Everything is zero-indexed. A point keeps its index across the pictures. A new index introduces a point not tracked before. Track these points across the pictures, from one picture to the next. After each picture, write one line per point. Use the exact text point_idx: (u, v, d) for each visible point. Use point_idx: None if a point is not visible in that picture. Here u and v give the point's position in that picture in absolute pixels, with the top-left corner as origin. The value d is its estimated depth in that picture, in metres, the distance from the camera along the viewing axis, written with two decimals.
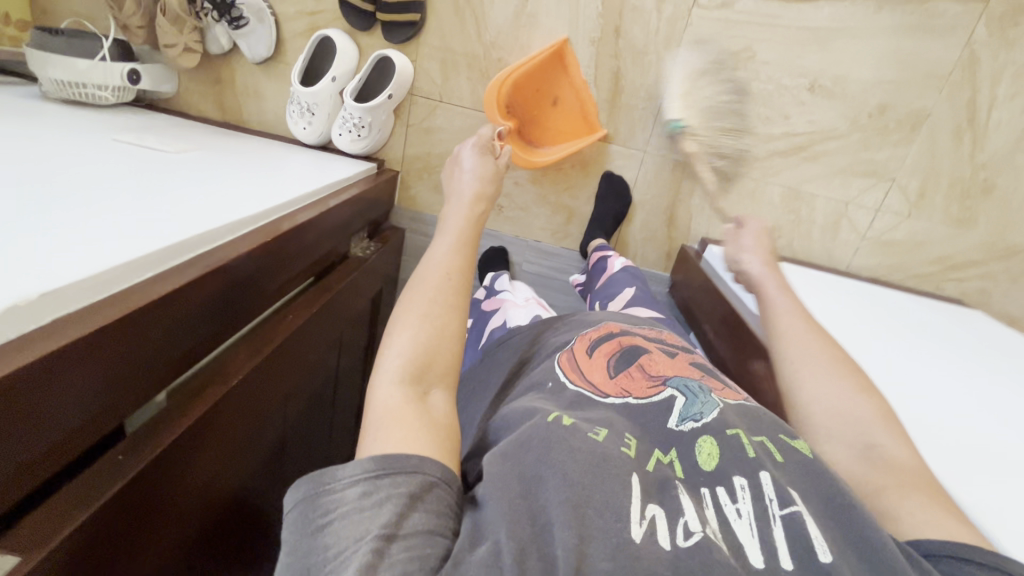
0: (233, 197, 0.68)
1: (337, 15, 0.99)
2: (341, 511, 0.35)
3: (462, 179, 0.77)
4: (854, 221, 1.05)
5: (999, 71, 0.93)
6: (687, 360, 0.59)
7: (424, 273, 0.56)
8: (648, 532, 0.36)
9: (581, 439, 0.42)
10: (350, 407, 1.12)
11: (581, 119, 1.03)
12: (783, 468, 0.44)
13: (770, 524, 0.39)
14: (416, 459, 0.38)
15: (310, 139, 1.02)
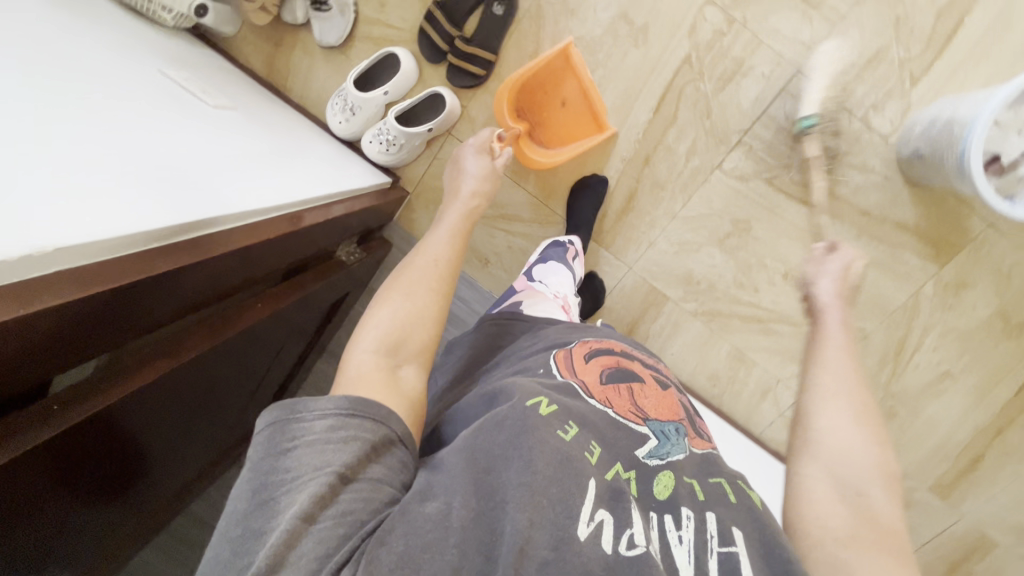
0: (247, 179, 0.71)
1: (412, 38, 1.05)
2: (309, 439, 0.44)
3: (466, 179, 0.85)
4: (778, 397, 1.16)
5: (931, 325, 1.07)
6: (673, 399, 0.64)
7: (418, 261, 0.66)
8: (592, 534, 0.42)
9: (549, 435, 0.47)
10: (267, 391, 1.11)
11: (590, 118, 1.04)
12: (735, 508, 0.51)
13: (707, 555, 0.45)
14: (384, 412, 0.47)
15: (343, 134, 1.06)
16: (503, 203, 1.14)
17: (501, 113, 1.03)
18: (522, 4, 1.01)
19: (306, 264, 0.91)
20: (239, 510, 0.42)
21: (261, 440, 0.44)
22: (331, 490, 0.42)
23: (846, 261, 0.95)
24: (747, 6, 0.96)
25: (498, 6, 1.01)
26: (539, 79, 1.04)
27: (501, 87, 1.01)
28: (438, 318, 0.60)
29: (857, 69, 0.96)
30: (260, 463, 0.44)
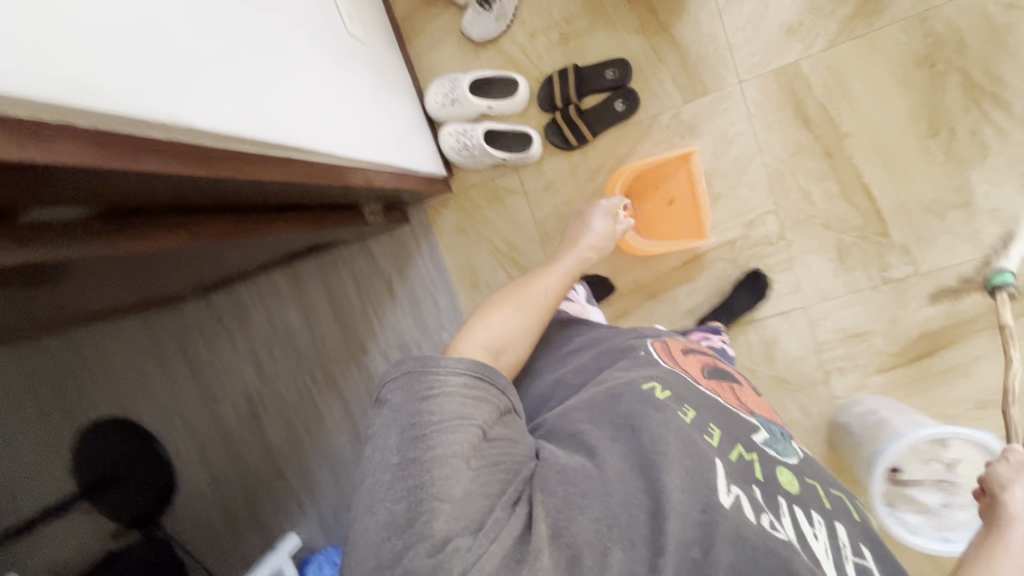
0: (333, 119, 0.71)
1: (537, 77, 1.12)
2: (449, 391, 0.51)
3: (589, 236, 0.96)
4: None
5: None
6: (766, 406, 0.78)
7: (532, 287, 0.80)
8: (733, 503, 0.52)
9: (670, 415, 0.58)
10: (214, 269, 1.12)
11: (693, 219, 1.09)
12: (843, 515, 0.59)
13: (841, 558, 0.54)
14: (503, 382, 0.58)
15: (433, 113, 1.11)
16: (519, 250, 1.20)
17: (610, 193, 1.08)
18: (639, 113, 1.10)
19: (321, 202, 0.95)
20: (395, 442, 0.49)
21: (401, 386, 0.52)
22: (476, 435, 0.50)
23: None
24: (799, 234, 1.08)
25: (619, 103, 1.09)
26: (651, 174, 1.11)
27: (617, 172, 1.07)
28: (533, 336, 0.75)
29: (844, 334, 1.10)
30: (406, 406, 0.51)
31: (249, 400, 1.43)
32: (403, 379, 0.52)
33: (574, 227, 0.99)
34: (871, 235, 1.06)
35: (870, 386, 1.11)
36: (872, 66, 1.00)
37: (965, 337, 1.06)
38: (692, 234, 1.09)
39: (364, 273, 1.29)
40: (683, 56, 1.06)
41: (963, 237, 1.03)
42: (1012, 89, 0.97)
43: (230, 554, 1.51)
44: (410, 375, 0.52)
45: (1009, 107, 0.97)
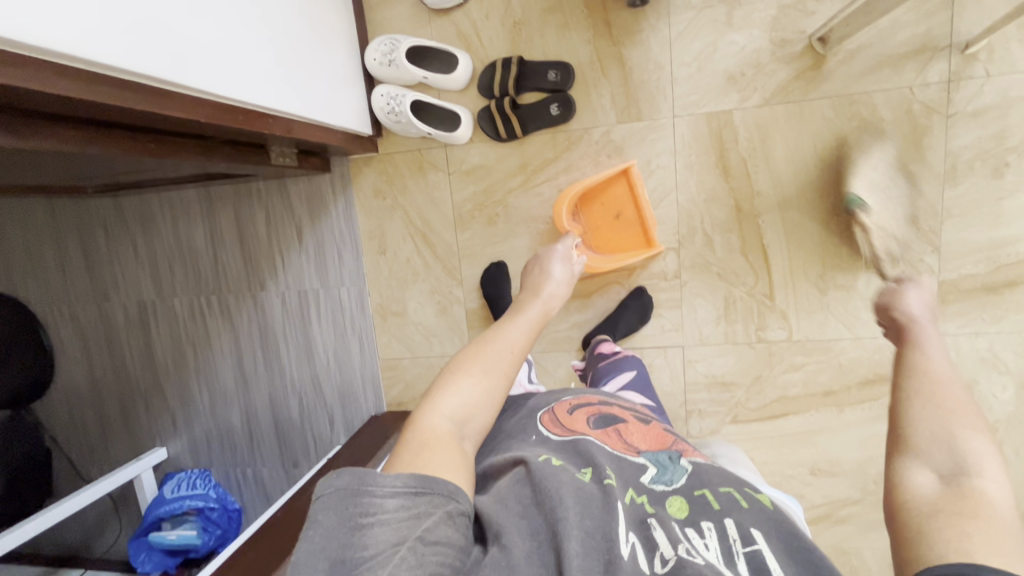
0: (221, 61, 0.73)
1: (483, 60, 1.10)
2: (385, 513, 0.48)
3: (550, 282, 0.84)
4: None
5: None
6: (659, 429, 0.77)
7: (498, 341, 0.70)
8: (630, 552, 0.53)
9: (566, 478, 0.59)
10: (114, 172, 1.10)
11: (641, 232, 1.11)
12: (747, 510, 0.58)
13: (734, 557, 0.52)
14: (451, 486, 0.52)
15: (369, 69, 1.09)
16: (432, 225, 1.21)
17: (559, 214, 1.08)
18: (572, 122, 1.10)
19: (224, 138, 0.95)
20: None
21: (337, 509, 0.48)
22: (409, 558, 0.46)
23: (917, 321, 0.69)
24: (693, 277, 1.12)
25: (554, 106, 1.08)
26: (594, 190, 1.11)
27: (565, 192, 1.07)
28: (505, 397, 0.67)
29: (713, 380, 1.15)
30: (334, 532, 0.47)
31: (141, 309, 1.42)
32: (342, 502, 0.49)
33: (532, 273, 0.88)
34: (757, 294, 1.10)
35: (724, 433, 1.17)
36: (796, 134, 1.03)
37: (816, 408, 1.12)
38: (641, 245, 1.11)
39: (277, 212, 1.28)
40: (626, 77, 1.06)
41: (836, 316, 1.08)
42: (915, 188, 1.00)
43: (98, 453, 1.52)
44: (347, 498, 0.49)
45: (906, 205, 1.01)
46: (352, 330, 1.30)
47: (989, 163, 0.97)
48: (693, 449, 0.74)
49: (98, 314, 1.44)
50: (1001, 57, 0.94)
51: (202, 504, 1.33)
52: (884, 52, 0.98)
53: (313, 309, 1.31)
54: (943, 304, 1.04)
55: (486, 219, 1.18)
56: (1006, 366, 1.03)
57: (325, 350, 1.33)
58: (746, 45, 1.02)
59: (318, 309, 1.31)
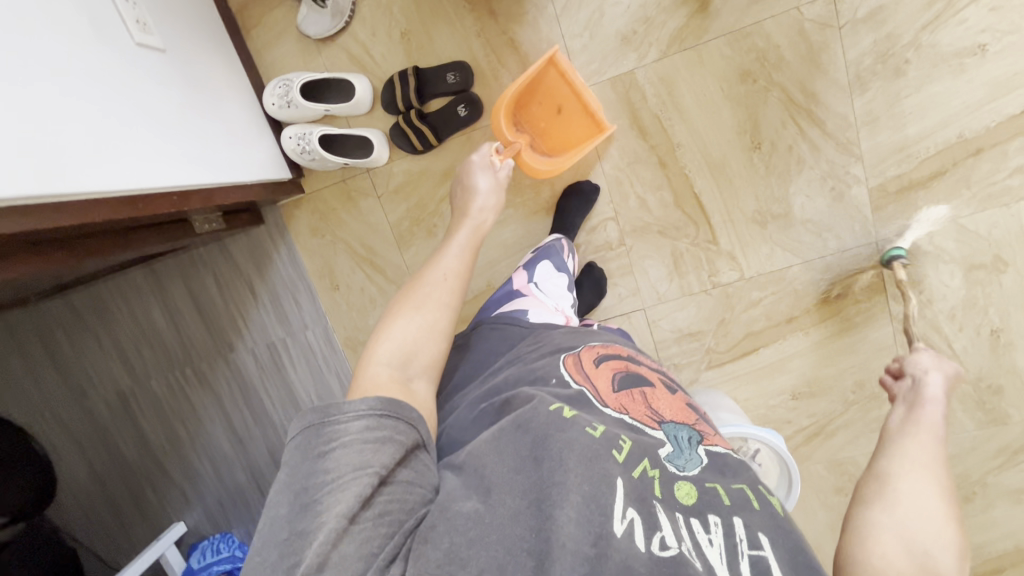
0: (111, 157, 0.71)
1: (380, 78, 1.10)
2: (349, 439, 0.53)
3: (478, 199, 0.93)
4: None
5: None
6: (683, 401, 0.73)
7: (428, 278, 0.78)
8: (625, 531, 0.51)
9: (577, 434, 0.58)
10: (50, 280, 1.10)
11: (587, 115, 1.04)
12: (757, 512, 0.54)
13: (737, 558, 0.50)
14: (411, 417, 0.58)
15: (270, 114, 1.09)
16: (375, 249, 1.21)
17: (498, 126, 1.02)
18: (483, 118, 1.10)
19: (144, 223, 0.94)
20: (288, 506, 0.50)
21: (301, 443, 0.53)
22: (372, 482, 0.51)
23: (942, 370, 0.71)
24: (636, 240, 1.13)
25: (462, 108, 1.08)
26: (529, 89, 1.05)
27: (498, 100, 1.01)
28: (445, 325, 0.74)
29: (680, 333, 1.17)
30: (303, 460, 0.52)
31: (122, 396, 1.43)
32: (306, 434, 0.53)
33: (459, 192, 0.95)
34: (701, 243, 1.11)
35: (702, 380, 1.19)
36: (700, 78, 1.03)
37: (782, 337, 1.15)
38: (595, 129, 1.05)
39: (225, 272, 1.28)
40: (523, 60, 1.06)
41: (782, 246, 1.09)
42: (826, 105, 1.01)
43: (120, 542, 1.53)
44: (310, 431, 0.53)
45: (821, 124, 1.02)
46: (328, 369, 1.31)
47: (890, 64, 0.98)
48: (716, 432, 0.69)
49: (82, 411, 1.44)
50: None
51: (230, 566, 1.36)
52: None
53: (286, 351, 1.31)
54: (879, 209, 1.05)
55: (426, 231, 1.18)
56: (950, 255, 1.06)
57: (307, 394, 1.33)
58: (631, 3, 1.01)
59: (290, 354, 1.32)
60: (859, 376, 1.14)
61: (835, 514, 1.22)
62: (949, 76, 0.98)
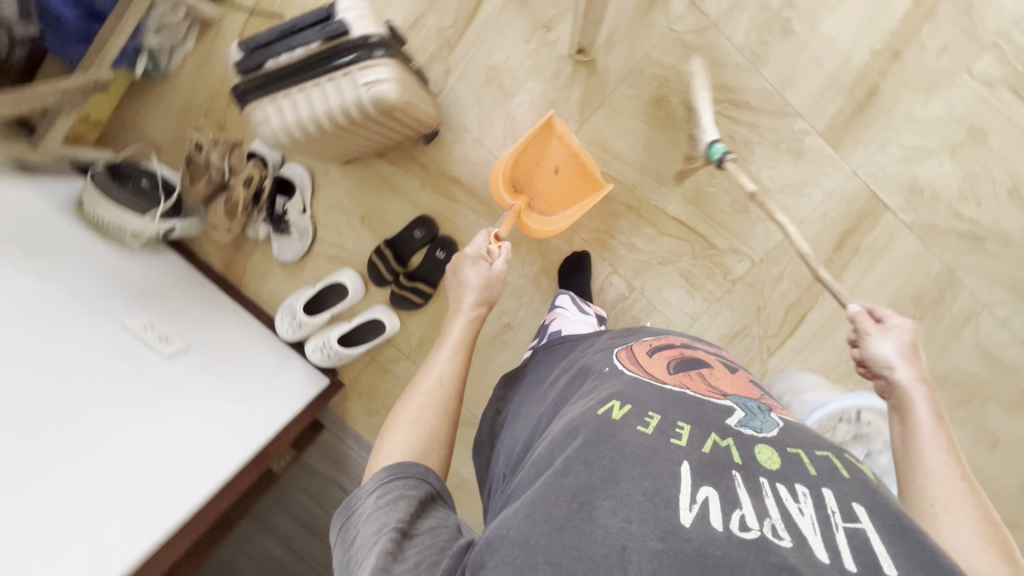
0: (184, 475, 0.84)
1: (361, 262, 1.20)
2: (367, 514, 0.54)
3: (469, 291, 0.84)
4: None
5: None
6: (745, 378, 0.76)
7: (423, 383, 0.71)
8: (697, 516, 0.46)
9: (630, 433, 0.54)
10: None
11: (583, 175, 1.08)
12: (848, 482, 0.51)
13: (833, 531, 0.46)
14: (421, 470, 0.59)
15: (288, 339, 1.18)
16: None
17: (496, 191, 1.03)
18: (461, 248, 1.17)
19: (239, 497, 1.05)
20: None
21: (340, 532, 0.56)
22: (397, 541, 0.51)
23: (899, 340, 0.70)
24: (644, 279, 1.18)
25: (441, 252, 1.15)
26: (526, 155, 1.08)
27: (496, 168, 1.02)
28: (442, 433, 0.67)
29: (727, 338, 1.18)
30: (342, 557, 0.54)
31: None
32: (342, 521, 0.56)
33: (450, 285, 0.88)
34: (702, 252, 1.15)
35: (773, 368, 1.18)
36: (623, 124, 1.11)
37: (822, 293, 1.15)
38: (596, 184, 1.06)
39: (315, 486, 1.35)
40: (468, 188, 1.15)
41: (771, 218, 1.12)
42: (740, 89, 1.07)
43: None
44: (344, 517, 0.56)
45: (746, 104, 1.08)
46: None
47: (774, 29, 1.05)
48: (781, 405, 0.70)
49: None
50: None
51: None
52: (629, 21, 1.07)
53: None
54: (839, 145, 1.08)
55: None
56: (928, 148, 1.06)
57: None
58: (533, 97, 1.10)
59: None
60: (912, 293, 1.10)
61: (972, 429, 1.14)
62: (829, 11, 1.04)
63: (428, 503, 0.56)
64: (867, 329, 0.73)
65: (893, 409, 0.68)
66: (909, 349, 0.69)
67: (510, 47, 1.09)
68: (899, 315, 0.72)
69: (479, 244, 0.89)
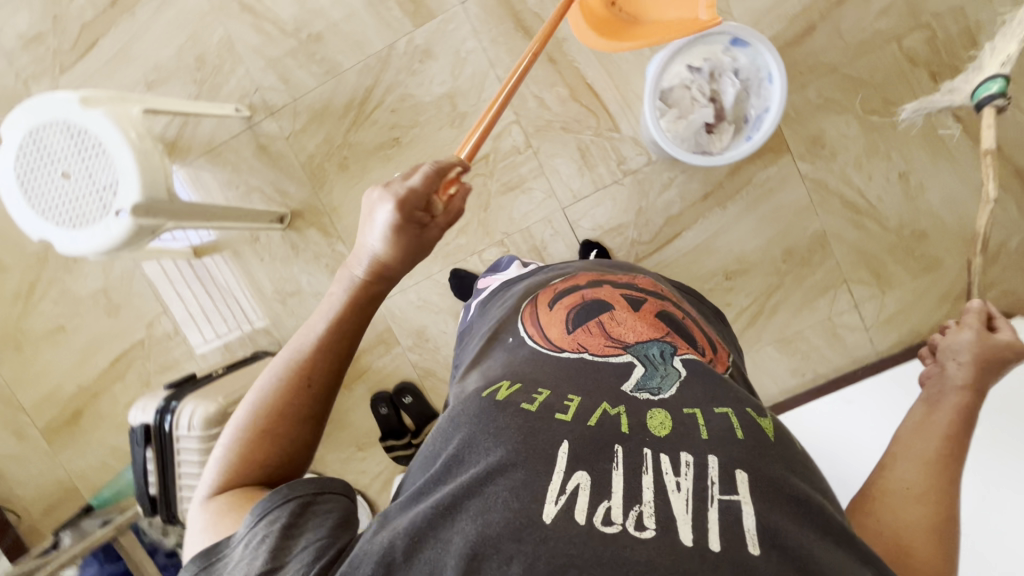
0: None
1: (394, 465, 1.31)
2: (234, 562, 0.50)
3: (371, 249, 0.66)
4: (847, 325, 1.16)
5: (843, 173, 1.12)
6: (655, 312, 0.72)
7: (291, 382, 0.61)
8: (558, 510, 0.48)
9: (512, 414, 0.56)
10: None
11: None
12: (738, 444, 0.54)
13: (707, 503, 0.49)
14: (281, 493, 0.53)
15: None
16: None
17: None
18: (415, 377, 1.27)
19: None
20: None
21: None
22: None
23: (976, 337, 0.67)
24: (497, 225, 1.19)
25: (409, 394, 1.25)
26: None
27: None
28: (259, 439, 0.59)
29: (585, 168, 1.15)
30: None
31: None
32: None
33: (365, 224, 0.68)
34: (492, 162, 1.17)
35: (632, 130, 1.13)
36: (352, 199, 1.19)
37: (572, 63, 1.12)
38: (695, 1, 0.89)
39: None
40: (367, 350, 1.27)
41: (483, 91, 1.15)
42: (356, 90, 1.16)
43: None
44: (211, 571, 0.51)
45: (371, 88, 1.15)
46: None
47: (312, 48, 1.15)
48: (687, 340, 0.69)
49: None
50: (239, 83, 1.16)
51: None
52: (266, 169, 1.18)
53: None
54: (433, 12, 1.13)
55: None
56: None
57: None
58: (306, 269, 1.23)
59: None
60: None
61: None
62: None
63: (302, 516, 0.52)
64: (968, 321, 0.70)
65: (921, 396, 0.64)
66: (981, 358, 0.65)
67: (261, 274, 1.24)
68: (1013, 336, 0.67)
69: (415, 187, 0.66)
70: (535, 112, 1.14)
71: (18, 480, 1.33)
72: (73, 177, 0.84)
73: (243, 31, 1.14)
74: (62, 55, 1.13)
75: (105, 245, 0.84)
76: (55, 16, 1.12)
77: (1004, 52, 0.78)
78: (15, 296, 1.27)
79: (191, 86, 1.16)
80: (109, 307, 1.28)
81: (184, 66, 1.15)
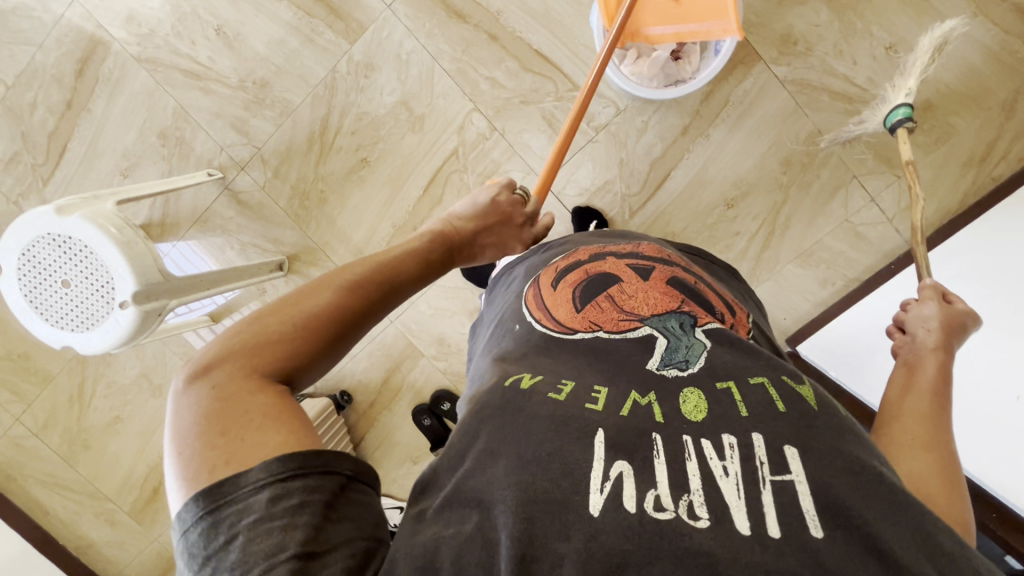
0: None
1: None
2: (248, 520, 0.38)
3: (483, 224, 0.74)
4: (868, 221, 1.09)
5: (824, 65, 1.05)
6: (666, 278, 0.68)
7: (354, 297, 0.52)
8: (605, 500, 0.43)
9: (539, 401, 0.51)
10: None
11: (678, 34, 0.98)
12: (783, 419, 0.50)
13: (761, 486, 0.45)
14: (327, 457, 0.41)
15: None
16: None
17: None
18: (447, 382, 1.29)
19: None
20: None
21: (199, 546, 0.38)
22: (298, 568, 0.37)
23: (937, 308, 0.72)
24: None
25: (446, 401, 1.26)
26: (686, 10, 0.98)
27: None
28: (303, 333, 0.48)
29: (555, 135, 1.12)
30: (202, 548, 0.38)
31: None
32: (206, 525, 0.38)
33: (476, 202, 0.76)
34: (462, 156, 1.15)
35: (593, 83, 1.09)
36: (339, 229, 1.20)
37: (516, 36, 1.10)
38: (720, 26, 0.95)
39: None
40: (395, 368, 1.29)
41: (435, 87, 1.13)
42: (314, 123, 1.16)
43: None
44: (210, 522, 0.38)
45: (327, 116, 1.15)
46: None
47: (261, 94, 1.15)
48: (702, 304, 0.66)
49: None
50: (204, 147, 1.17)
51: None
52: (251, 223, 1.20)
53: None
54: (365, 25, 1.11)
55: None
56: None
57: None
58: None
59: None
60: None
61: None
62: (247, 44, 1.14)
63: (340, 499, 0.41)
64: (927, 297, 0.75)
65: (901, 360, 0.65)
66: (947, 324, 0.69)
67: None
68: (967, 305, 0.72)
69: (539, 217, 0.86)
70: (492, 94, 1.12)
71: (120, 564, 1.42)
72: (77, 283, 0.87)
73: (193, 97, 1.15)
74: (40, 167, 1.17)
75: (120, 335, 0.87)
76: (22, 133, 1.16)
77: (905, 87, 0.94)
78: (68, 400, 1.35)
79: (162, 163, 1.18)
80: (154, 388, 1.35)
81: (149, 146, 1.17)
